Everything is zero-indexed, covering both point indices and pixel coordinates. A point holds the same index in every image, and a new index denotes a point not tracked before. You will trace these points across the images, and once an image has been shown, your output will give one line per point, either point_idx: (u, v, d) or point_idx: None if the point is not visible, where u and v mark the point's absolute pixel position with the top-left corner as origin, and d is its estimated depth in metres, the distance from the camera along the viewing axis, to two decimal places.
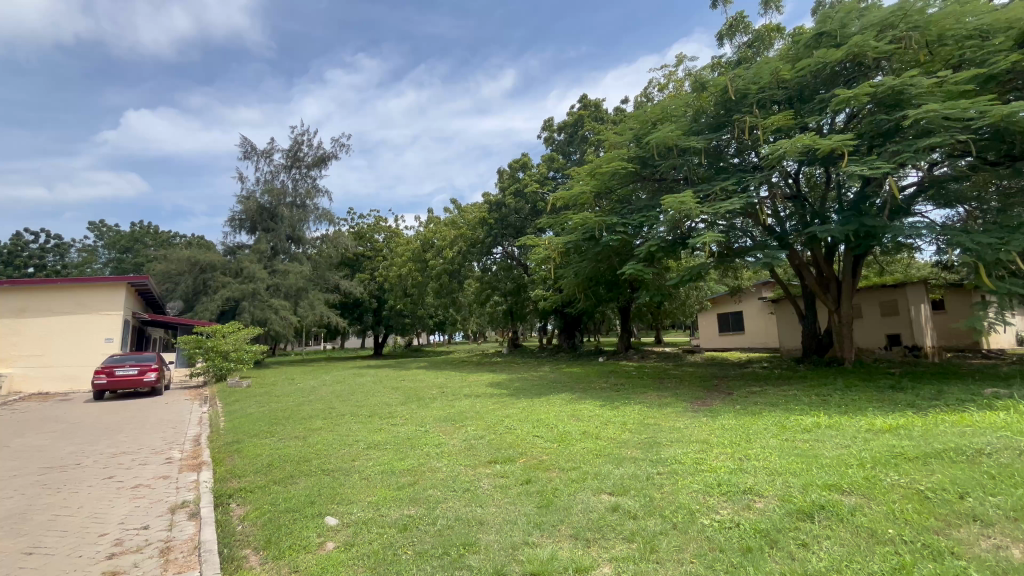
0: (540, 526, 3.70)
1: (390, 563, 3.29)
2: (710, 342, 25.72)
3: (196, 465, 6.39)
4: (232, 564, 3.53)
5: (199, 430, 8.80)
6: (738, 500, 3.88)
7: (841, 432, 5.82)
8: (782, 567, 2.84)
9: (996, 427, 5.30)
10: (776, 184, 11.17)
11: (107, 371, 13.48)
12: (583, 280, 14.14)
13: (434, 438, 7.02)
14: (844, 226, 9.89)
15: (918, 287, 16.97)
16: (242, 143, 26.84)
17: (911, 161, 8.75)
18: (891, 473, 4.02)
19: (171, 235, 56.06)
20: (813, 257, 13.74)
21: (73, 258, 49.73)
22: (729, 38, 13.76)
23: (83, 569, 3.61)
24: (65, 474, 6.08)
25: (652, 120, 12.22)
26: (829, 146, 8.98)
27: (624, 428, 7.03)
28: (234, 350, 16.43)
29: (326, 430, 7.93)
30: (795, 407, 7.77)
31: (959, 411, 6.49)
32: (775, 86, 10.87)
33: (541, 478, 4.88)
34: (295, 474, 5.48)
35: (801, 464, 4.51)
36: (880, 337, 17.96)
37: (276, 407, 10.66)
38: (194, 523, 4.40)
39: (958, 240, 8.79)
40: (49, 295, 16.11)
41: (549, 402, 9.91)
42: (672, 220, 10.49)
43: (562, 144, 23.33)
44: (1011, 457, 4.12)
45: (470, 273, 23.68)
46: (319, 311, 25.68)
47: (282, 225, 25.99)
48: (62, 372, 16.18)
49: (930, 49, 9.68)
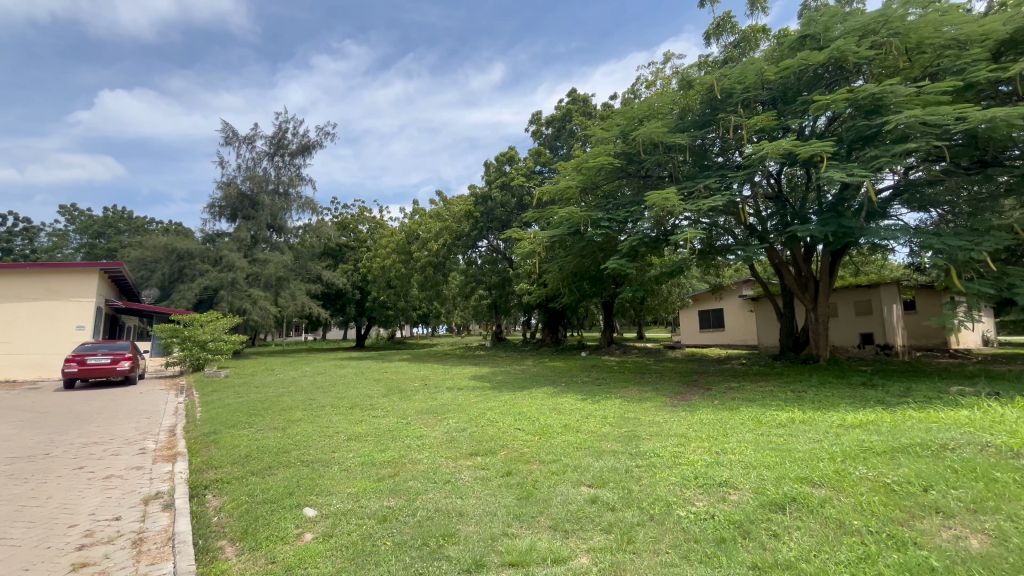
0: (519, 517, 3.74)
1: (369, 554, 3.29)
2: (690, 338, 26.00)
3: (171, 456, 6.28)
4: (207, 555, 3.49)
5: (176, 421, 8.61)
6: (714, 492, 3.97)
7: (813, 427, 5.96)
8: (755, 558, 2.91)
9: (960, 423, 5.50)
10: (758, 183, 11.33)
11: (79, 359, 13.13)
12: (567, 274, 14.24)
13: (416, 430, 6.99)
14: (823, 226, 10.09)
15: (891, 287, 17.34)
16: (223, 128, 26.24)
17: (889, 166, 8.94)
18: (859, 467, 4.13)
19: (148, 222, 54.90)
20: (793, 257, 13.94)
21: (42, 243, 47.90)
22: (717, 38, 13.89)
23: (51, 560, 3.54)
24: (33, 465, 5.92)
25: (639, 116, 12.22)
26: (809, 150, 9.14)
27: (605, 421, 7.11)
28: (211, 341, 16.16)
29: (306, 422, 7.84)
30: (772, 403, 7.94)
31: (926, 408, 6.72)
32: (760, 86, 11.03)
33: (522, 470, 4.93)
34: (273, 466, 5.42)
35: (775, 458, 4.63)
36: (854, 336, 18.37)
37: (255, 397, 10.51)
38: (168, 514, 4.34)
39: (930, 242, 9.05)
40: (16, 280, 15.66)
41: (531, 395, 9.94)
42: (657, 216, 10.58)
43: (549, 138, 23.28)
44: (973, 452, 4.28)
45: (455, 266, 23.66)
46: (301, 302, 25.31)
47: (263, 213, 25.51)
48: (29, 359, 15.73)
49: (910, 56, 10.00)
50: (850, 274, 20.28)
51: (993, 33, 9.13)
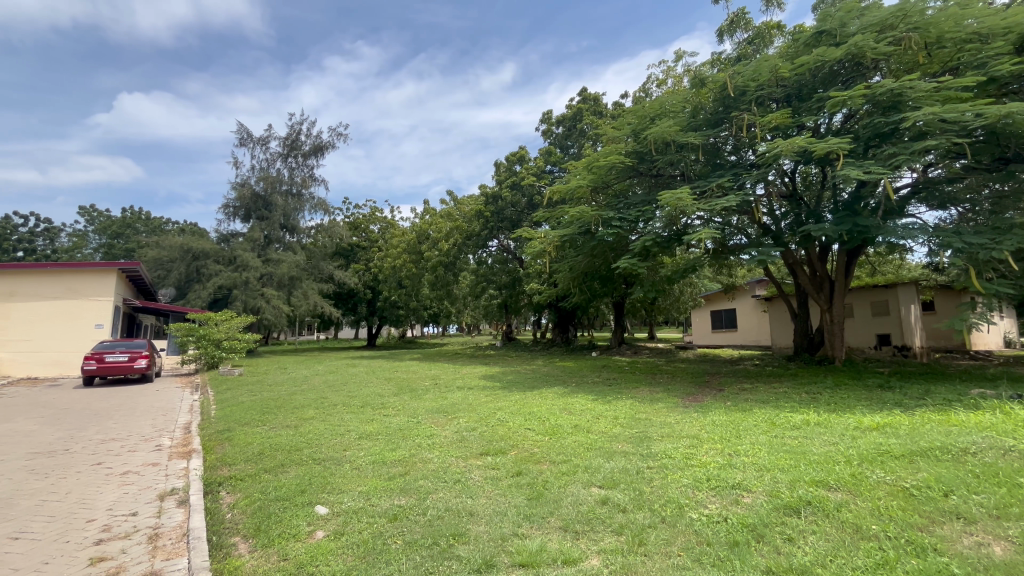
0: (530, 517, 3.72)
1: (380, 552, 3.30)
2: (703, 338, 25.82)
3: (186, 453, 6.38)
4: (221, 551, 3.53)
5: (190, 418, 8.73)
6: (726, 494, 3.92)
7: (828, 429, 5.87)
8: (768, 562, 2.86)
9: (981, 427, 5.36)
10: (772, 182, 11.15)
11: (98, 357, 13.37)
12: (578, 274, 14.20)
13: (426, 429, 7.01)
14: (838, 226, 9.92)
15: (909, 287, 17.00)
16: (238, 130, 26.53)
17: (907, 163, 8.76)
18: (877, 471, 4.06)
19: (166, 223, 55.85)
20: (807, 256, 13.76)
21: (63, 243, 48.90)
22: (730, 34, 13.73)
23: (69, 555, 3.59)
24: (54, 460, 6.04)
25: (650, 114, 12.12)
26: (825, 147, 8.99)
27: (615, 422, 7.07)
28: (226, 339, 16.34)
29: (317, 420, 7.88)
30: (786, 404, 7.84)
31: (945, 411, 6.59)
32: (774, 83, 10.88)
33: (533, 470, 4.91)
34: (286, 463, 5.47)
35: (789, 461, 4.55)
36: (870, 337, 18.10)
37: (267, 396, 10.59)
38: (183, 510, 4.40)
39: (950, 241, 8.86)
40: (38, 279, 15.98)
41: (541, 395, 9.91)
42: (669, 216, 10.47)
43: (560, 137, 23.26)
44: (995, 457, 4.17)
45: (466, 266, 23.72)
46: (313, 301, 25.51)
47: (276, 214, 25.73)
48: (50, 357, 16.04)
49: (930, 51, 9.79)
50: (867, 274, 19.93)
51: (1016, 26, 8.91)
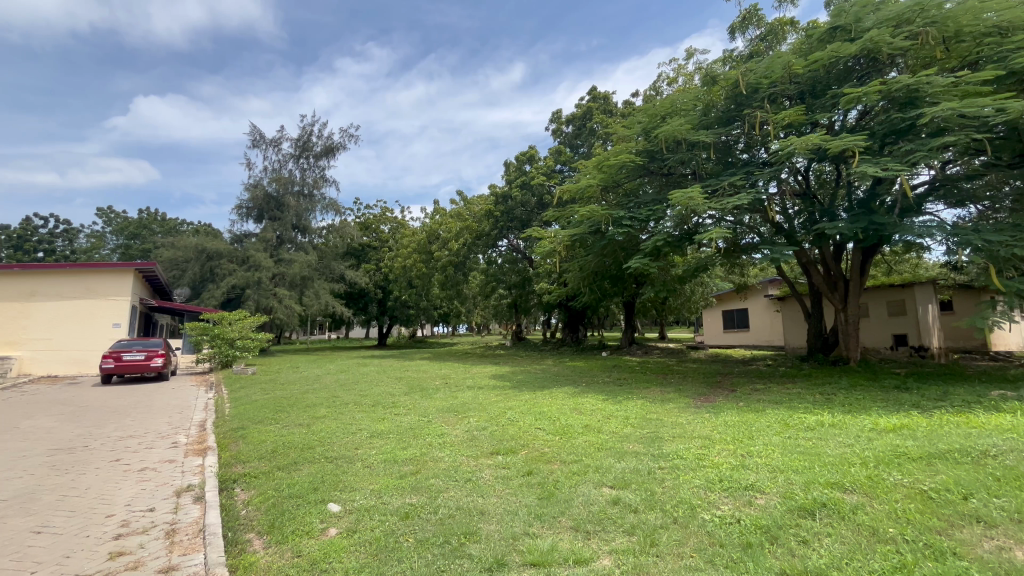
0: (541, 517, 3.72)
1: (392, 551, 3.31)
2: (714, 338, 25.64)
3: (202, 450, 6.47)
4: (236, 547, 3.57)
5: (205, 416, 8.84)
6: (739, 496, 3.88)
7: (843, 431, 5.80)
8: (783, 564, 2.83)
9: (1001, 429, 5.26)
10: (785, 180, 11.02)
11: (115, 356, 13.61)
12: (588, 274, 14.16)
13: (437, 428, 7.04)
14: (853, 224, 9.78)
15: (926, 287, 16.71)
16: (251, 131, 26.81)
17: (925, 160, 8.62)
18: (893, 473, 4.00)
19: (180, 224, 56.58)
20: (821, 255, 13.61)
21: (81, 244, 49.78)
22: (741, 31, 13.47)
23: (89, 548, 3.66)
24: (74, 456, 6.16)
25: (661, 113, 12.03)
26: (840, 145, 8.86)
27: (626, 422, 7.04)
28: (239, 338, 16.52)
29: (329, 419, 7.94)
30: (800, 405, 7.75)
31: (964, 413, 6.47)
32: (787, 80, 10.73)
33: (543, 470, 4.90)
34: (299, 461, 5.52)
35: (803, 462, 4.49)
36: (886, 337, 17.84)
37: (280, 394, 10.70)
38: (199, 506, 4.46)
39: (969, 239, 8.69)
40: (57, 278, 16.28)
41: (552, 395, 9.88)
42: (680, 215, 10.40)
43: (570, 136, 23.22)
44: (1016, 459, 4.09)
45: (475, 266, 23.78)
46: (324, 301, 25.71)
47: (288, 214, 25.97)
48: (69, 355, 16.33)
49: (947, 46, 9.62)
50: (883, 274, 19.63)
51: None
